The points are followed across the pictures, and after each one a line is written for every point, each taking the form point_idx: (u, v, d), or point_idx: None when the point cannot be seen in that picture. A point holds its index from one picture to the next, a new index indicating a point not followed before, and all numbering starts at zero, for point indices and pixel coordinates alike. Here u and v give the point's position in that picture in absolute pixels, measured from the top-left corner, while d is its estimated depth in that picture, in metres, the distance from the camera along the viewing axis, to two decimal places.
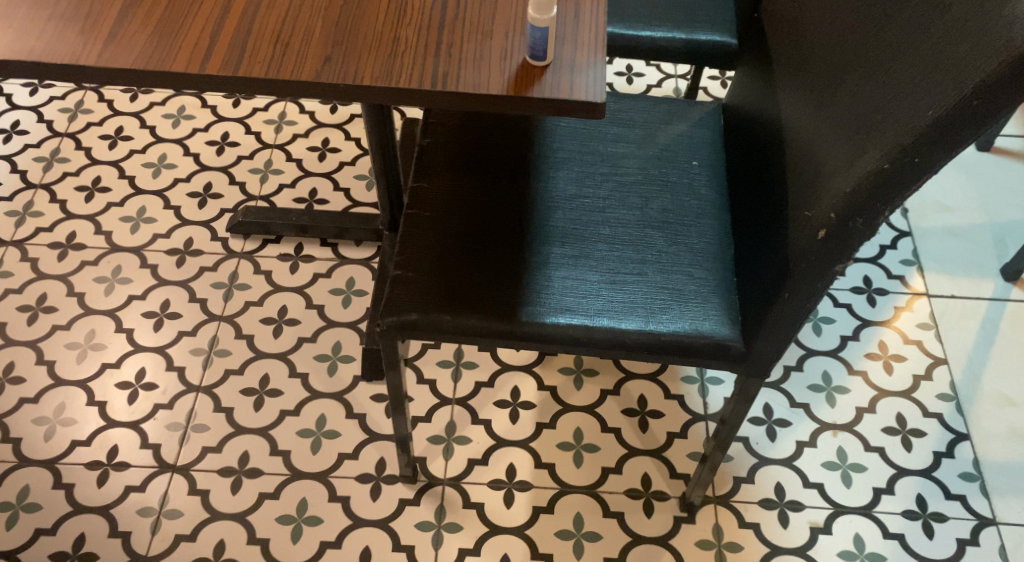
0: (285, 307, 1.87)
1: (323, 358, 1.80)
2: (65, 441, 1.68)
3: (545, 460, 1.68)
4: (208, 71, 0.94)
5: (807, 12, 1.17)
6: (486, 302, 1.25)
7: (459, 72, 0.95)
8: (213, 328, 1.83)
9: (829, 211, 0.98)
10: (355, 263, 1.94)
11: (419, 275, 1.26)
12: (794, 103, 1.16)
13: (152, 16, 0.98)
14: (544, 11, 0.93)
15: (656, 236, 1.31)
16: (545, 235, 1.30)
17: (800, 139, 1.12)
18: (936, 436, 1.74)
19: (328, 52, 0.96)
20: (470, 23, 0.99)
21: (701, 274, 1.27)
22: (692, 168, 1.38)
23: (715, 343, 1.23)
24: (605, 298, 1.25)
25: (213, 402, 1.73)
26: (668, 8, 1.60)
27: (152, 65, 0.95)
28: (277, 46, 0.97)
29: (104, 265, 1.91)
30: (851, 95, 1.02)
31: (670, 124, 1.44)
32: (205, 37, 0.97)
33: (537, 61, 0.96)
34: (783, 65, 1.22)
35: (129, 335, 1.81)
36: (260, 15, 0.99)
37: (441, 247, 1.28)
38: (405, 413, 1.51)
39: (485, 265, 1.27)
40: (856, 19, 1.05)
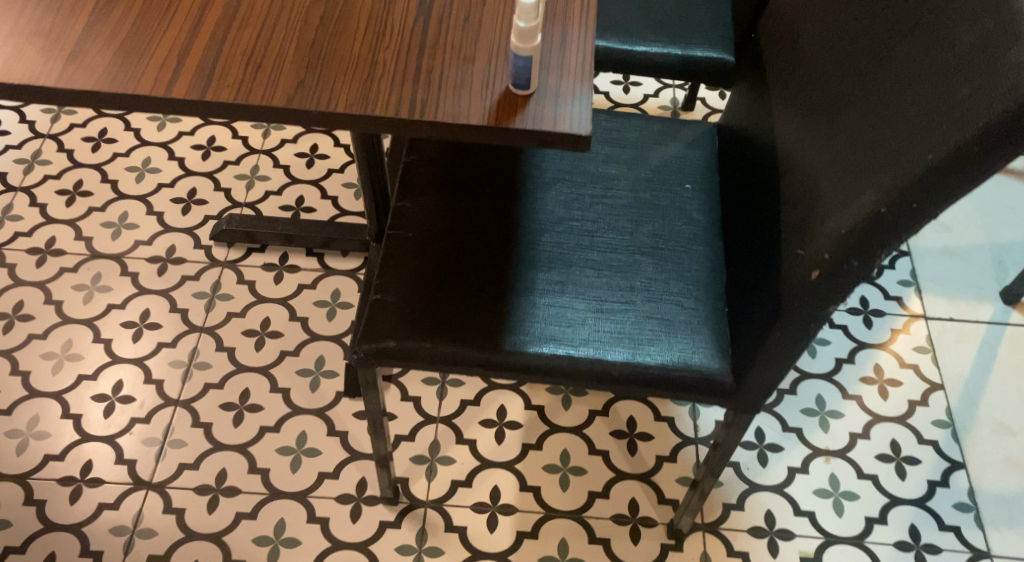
0: (268, 319, 1.82)
1: (306, 373, 1.76)
2: (38, 455, 1.64)
3: (530, 482, 1.64)
4: (174, 94, 0.90)
5: (806, 36, 1.13)
6: (468, 329, 1.20)
7: (438, 99, 0.91)
8: (193, 340, 1.79)
9: (823, 251, 0.94)
10: (341, 274, 1.90)
11: (400, 300, 1.22)
12: (791, 132, 1.11)
13: (118, 33, 0.94)
14: (527, 39, 0.88)
15: (645, 263, 1.27)
16: (531, 259, 1.26)
17: (797, 171, 1.08)
18: (931, 464, 1.70)
19: (301, 76, 0.92)
20: (451, 47, 0.95)
21: (691, 304, 1.23)
22: (684, 192, 1.34)
23: (704, 377, 1.19)
24: (590, 327, 1.21)
25: (191, 417, 1.69)
26: (664, 22, 1.55)
27: (116, 86, 0.90)
28: (248, 69, 0.92)
29: (83, 272, 1.86)
30: (848, 128, 0.98)
31: (663, 145, 1.40)
32: (173, 57, 0.92)
33: (520, 90, 0.92)
34: (780, 91, 1.18)
35: (107, 345, 1.77)
36: (232, 36, 0.94)
37: (423, 270, 1.24)
38: (386, 434, 1.46)
39: (467, 291, 1.23)
40: (857, 49, 1.01)
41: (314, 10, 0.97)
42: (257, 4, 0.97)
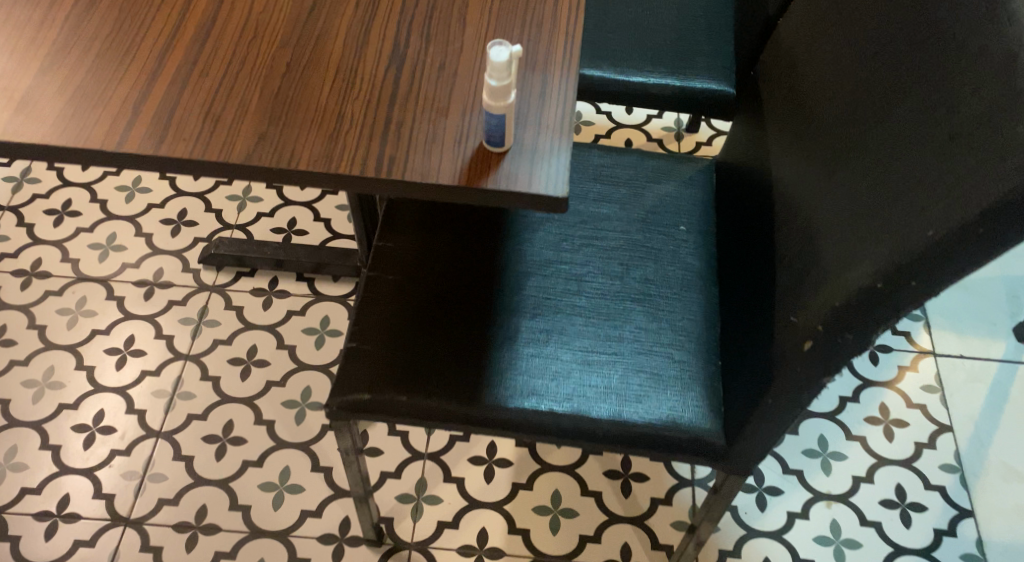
0: (255, 347, 1.78)
1: (291, 405, 1.71)
2: (14, 488, 1.60)
3: (519, 525, 1.59)
4: (126, 148, 0.85)
5: (805, 82, 1.07)
6: (447, 382, 1.15)
7: (407, 156, 0.86)
8: (177, 368, 1.74)
9: (815, 321, 0.88)
10: (331, 300, 1.84)
11: (377, 349, 1.17)
12: (789, 184, 1.06)
13: (72, 78, 0.88)
14: (500, 97, 0.82)
15: (635, 311, 1.21)
16: (515, 307, 1.20)
17: (793, 226, 1.02)
18: (938, 511, 1.63)
19: (263, 129, 0.87)
20: (423, 98, 0.90)
21: (682, 357, 1.17)
22: (678, 235, 1.28)
23: (693, 438, 1.13)
24: (575, 381, 1.15)
25: (173, 450, 1.65)
26: (664, 51, 1.49)
27: (65, 138, 0.85)
28: (207, 119, 0.87)
29: (68, 295, 1.82)
30: (846, 187, 0.92)
31: (658, 183, 1.34)
32: (127, 106, 0.87)
33: (494, 146, 0.86)
34: (780, 138, 1.12)
35: (89, 373, 1.73)
36: (192, 82, 0.89)
37: (402, 318, 1.19)
38: (361, 468, 1.37)
39: (447, 341, 1.17)
40: (857, 101, 0.95)
41: (281, 56, 0.92)
42: (221, 48, 0.92)
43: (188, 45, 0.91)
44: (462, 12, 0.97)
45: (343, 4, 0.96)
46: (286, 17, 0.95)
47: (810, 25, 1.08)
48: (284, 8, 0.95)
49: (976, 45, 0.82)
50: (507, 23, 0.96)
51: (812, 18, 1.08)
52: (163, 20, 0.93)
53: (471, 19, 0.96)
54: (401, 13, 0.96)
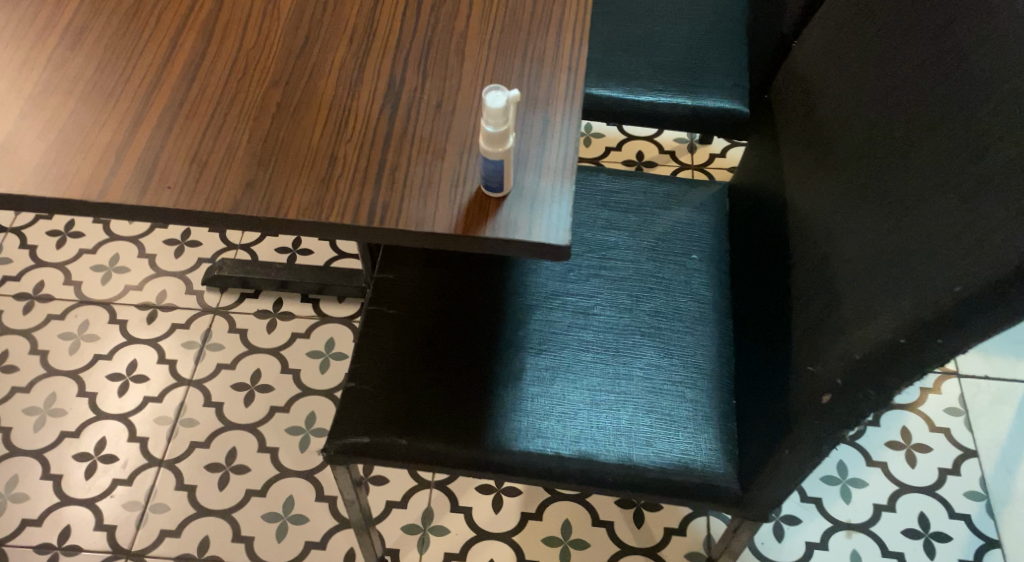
0: (259, 371, 1.74)
1: (295, 431, 1.67)
2: (15, 520, 1.58)
3: (528, 556, 1.54)
4: (108, 197, 0.81)
5: (820, 110, 1.02)
6: (449, 424, 1.11)
7: (401, 204, 0.82)
8: (180, 394, 1.71)
9: (834, 375, 0.83)
10: (337, 322, 1.80)
11: (376, 390, 1.12)
12: (805, 219, 1.01)
13: (53, 123, 0.85)
14: (498, 143, 0.78)
15: (645, 346, 1.16)
16: (520, 343, 1.16)
17: (810, 262, 0.97)
18: (963, 542, 1.58)
19: (251, 175, 0.83)
20: (419, 140, 0.86)
21: (694, 396, 1.12)
22: (690, 264, 1.24)
23: (706, 483, 1.08)
24: (583, 423, 1.11)
25: (175, 479, 1.62)
26: (675, 68, 1.44)
27: (45, 187, 0.81)
28: (193, 164, 0.83)
29: (71, 319, 1.80)
30: (865, 228, 0.87)
31: (670, 209, 1.29)
32: (110, 152, 0.83)
33: (493, 192, 0.82)
34: (795, 168, 1.07)
35: (91, 400, 1.70)
36: (179, 124, 0.85)
37: (403, 355, 1.14)
38: (361, 495, 1.31)
39: (450, 380, 1.13)
40: (874, 135, 0.90)
41: (271, 95, 0.88)
42: (209, 88, 0.88)
43: (175, 86, 0.88)
44: (460, 45, 0.93)
45: (335, 38, 0.93)
46: (277, 53, 0.91)
47: (825, 48, 1.03)
48: (274, 43, 0.92)
49: (1008, 86, 0.77)
50: (506, 56, 0.92)
51: (827, 41, 1.03)
52: (149, 60, 0.90)
53: (470, 53, 0.92)
54: (397, 47, 0.92)
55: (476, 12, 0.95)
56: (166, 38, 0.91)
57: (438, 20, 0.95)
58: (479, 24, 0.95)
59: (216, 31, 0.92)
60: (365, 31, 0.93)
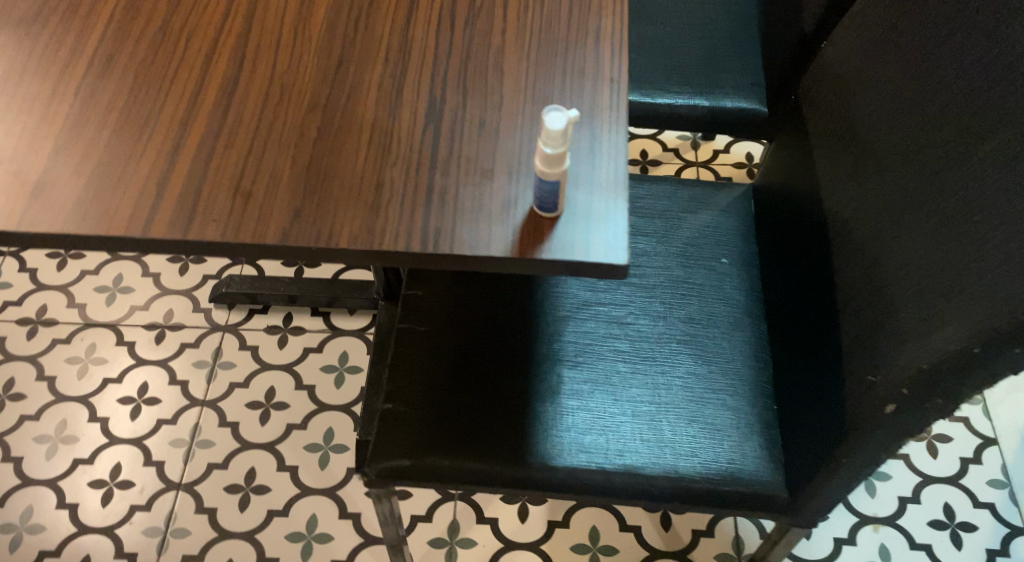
0: (273, 389, 1.71)
1: (314, 449, 1.64)
2: (33, 551, 1.55)
3: None
4: (152, 232, 0.79)
5: (856, 112, 1.01)
6: (490, 442, 1.09)
7: (454, 227, 0.80)
8: (194, 415, 1.68)
9: (900, 386, 0.83)
10: (349, 335, 1.78)
11: (414, 410, 1.11)
12: (845, 222, 1.00)
13: (89, 157, 0.83)
14: (554, 164, 0.76)
15: (682, 355, 1.15)
16: (555, 357, 1.14)
17: (855, 266, 0.96)
18: (989, 531, 1.59)
19: (298, 203, 0.81)
20: (465, 160, 0.84)
21: (735, 403, 1.11)
22: (721, 268, 1.23)
23: (754, 491, 1.07)
24: (626, 435, 1.09)
25: (195, 502, 1.59)
26: (690, 69, 1.43)
27: (86, 224, 0.79)
28: (237, 195, 0.81)
29: (77, 342, 1.76)
30: (919, 234, 0.87)
31: (695, 213, 1.28)
32: (150, 185, 0.82)
33: (546, 212, 0.80)
34: (829, 169, 1.06)
35: (103, 425, 1.67)
36: (217, 155, 0.83)
37: (438, 374, 1.13)
38: (395, 516, 1.28)
39: (488, 397, 1.11)
40: (921, 139, 0.90)
41: (310, 121, 0.86)
42: (245, 116, 0.86)
43: (211, 114, 0.86)
44: (498, 60, 0.91)
45: (370, 58, 0.91)
46: (311, 77, 0.89)
47: (858, 49, 1.02)
48: (308, 66, 0.90)
49: None
50: (545, 70, 0.90)
51: (858, 43, 1.02)
52: (180, 89, 0.88)
53: (508, 68, 0.90)
54: (434, 65, 0.90)
55: (510, 27, 0.93)
56: (195, 67, 0.89)
57: (473, 34, 0.93)
58: (515, 38, 0.93)
59: (246, 57, 0.90)
60: (399, 49, 0.91)
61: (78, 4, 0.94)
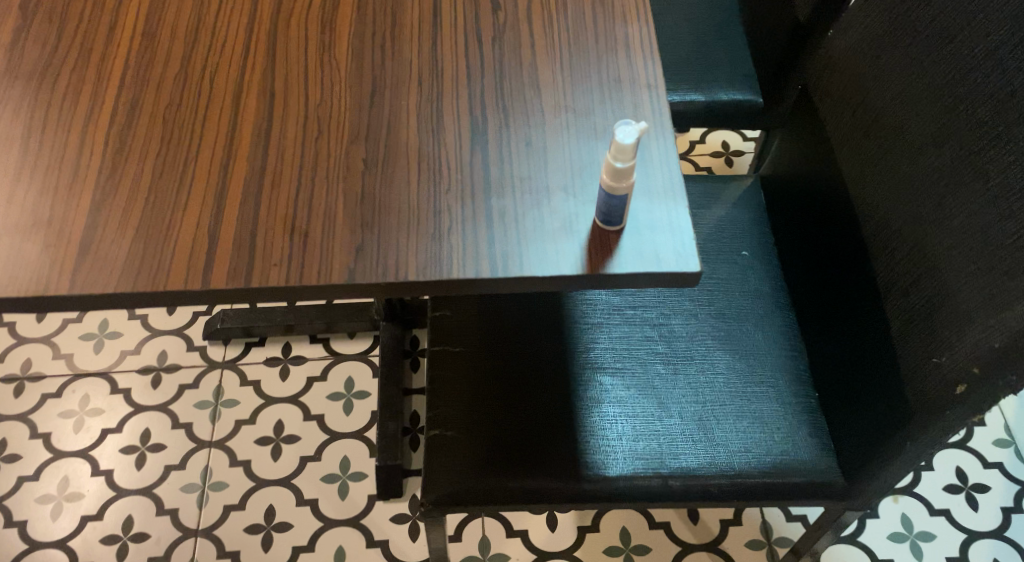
0: (281, 423, 1.67)
1: (332, 479, 1.61)
2: None
3: None
4: (214, 282, 0.78)
5: (873, 98, 1.02)
6: (543, 458, 1.08)
7: (520, 250, 0.80)
8: (203, 458, 1.63)
9: (969, 364, 0.86)
10: (352, 360, 1.74)
11: (461, 434, 1.09)
12: (876, 208, 1.01)
13: (134, 209, 0.81)
14: (622, 177, 0.76)
15: (719, 350, 1.15)
16: (595, 366, 1.13)
17: (896, 249, 0.97)
18: (1001, 490, 1.54)
19: (359, 239, 0.80)
20: (519, 180, 0.83)
21: (778, 394, 1.12)
22: (742, 260, 1.23)
23: (809, 480, 1.08)
24: (678, 437, 1.09)
25: (216, 547, 1.55)
26: (684, 64, 1.42)
27: (142, 281, 0.78)
28: (293, 237, 0.80)
29: (68, 395, 1.69)
30: (969, 215, 0.89)
31: (708, 208, 1.28)
32: (202, 234, 0.80)
33: (611, 225, 0.80)
34: (848, 156, 1.06)
35: (108, 478, 1.61)
36: (265, 196, 0.82)
37: (480, 395, 1.11)
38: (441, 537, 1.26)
39: (533, 413, 1.10)
40: (956, 121, 0.91)
41: (354, 153, 0.84)
42: (287, 153, 0.84)
43: (251, 152, 0.84)
44: (533, 73, 0.89)
45: (403, 83, 0.88)
46: (346, 107, 0.87)
47: (869, 35, 1.03)
48: (341, 96, 0.87)
49: None
50: (582, 79, 0.89)
51: (871, 28, 1.03)
52: (214, 130, 0.85)
53: (545, 80, 0.89)
54: (470, 84, 0.89)
55: (538, 38, 0.92)
56: (224, 106, 0.87)
57: (503, 48, 0.91)
58: (545, 50, 0.91)
59: (276, 90, 0.88)
60: (431, 70, 0.89)
61: (90, 51, 0.90)
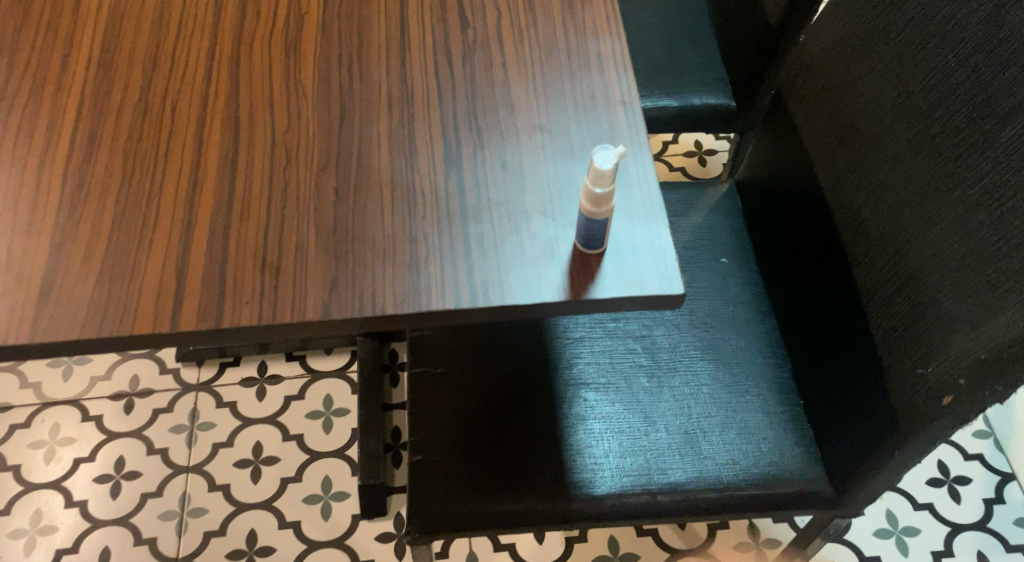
0: (260, 444, 1.64)
1: (315, 500, 1.59)
2: None
3: None
4: (183, 324, 0.75)
5: (848, 104, 1.01)
6: (529, 479, 1.06)
7: (500, 278, 0.78)
8: (180, 484, 1.60)
9: (957, 375, 0.85)
10: (330, 377, 1.71)
11: (445, 458, 1.07)
12: (854, 215, 1.00)
13: (96, 250, 0.78)
14: (602, 203, 0.75)
15: (702, 361, 1.13)
16: (578, 382, 1.12)
17: (877, 258, 0.96)
18: (982, 481, 1.54)
19: (333, 272, 0.77)
20: (496, 205, 0.81)
21: (763, 404, 1.11)
22: (721, 267, 1.21)
23: (797, 490, 1.07)
24: (664, 452, 1.08)
25: None
26: (655, 70, 1.41)
27: (107, 325, 0.75)
28: (264, 272, 0.77)
29: (38, 425, 1.65)
30: (949, 224, 0.88)
31: (685, 216, 1.27)
32: (168, 273, 0.77)
33: (592, 248, 0.78)
34: (825, 162, 1.05)
35: (83, 509, 1.57)
36: (234, 231, 0.79)
37: (463, 417, 1.09)
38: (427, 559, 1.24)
39: (517, 434, 1.08)
40: (932, 127, 0.90)
41: (325, 182, 0.82)
42: (254, 184, 0.81)
43: (217, 185, 0.81)
44: (505, 92, 0.87)
45: (372, 106, 0.86)
46: (315, 134, 0.84)
47: (842, 40, 1.02)
48: (309, 123, 0.85)
49: None
50: (556, 97, 0.87)
51: (843, 34, 1.02)
52: (177, 163, 0.82)
53: (518, 99, 0.87)
54: (441, 106, 0.86)
55: (509, 55, 0.90)
56: (187, 137, 0.84)
57: (474, 68, 0.89)
58: (517, 69, 0.89)
59: (241, 118, 0.85)
60: (401, 94, 0.87)
61: (44, 84, 0.87)
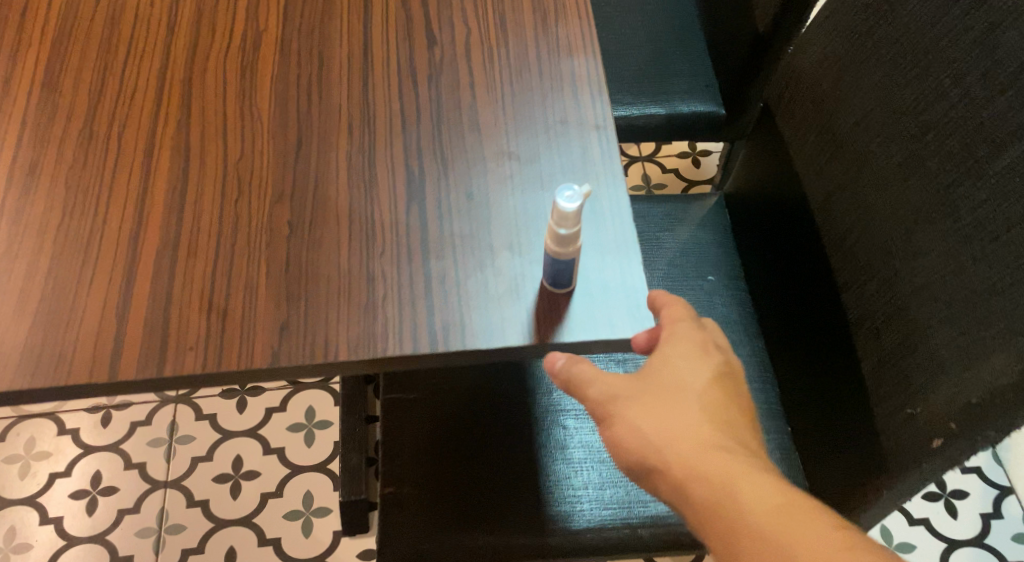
0: (240, 457, 1.59)
1: (296, 516, 1.54)
2: None
3: None
4: (121, 371, 0.73)
5: (837, 121, 0.96)
6: (505, 512, 1.02)
7: (461, 321, 0.75)
8: (158, 500, 1.55)
9: (946, 419, 0.81)
10: (310, 389, 1.67)
11: (417, 490, 1.03)
12: (841, 239, 0.96)
13: (32, 293, 0.76)
14: (568, 244, 0.72)
15: None
16: (555, 410, 1.08)
17: (866, 286, 0.91)
18: (979, 494, 1.44)
19: (282, 316, 0.75)
20: (459, 241, 0.78)
21: None
22: (708, 287, 1.16)
23: None
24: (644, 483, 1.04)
25: None
26: (642, 76, 1.35)
27: (43, 370, 0.73)
28: (211, 315, 0.75)
29: (12, 439, 1.60)
30: (940, 256, 0.83)
31: (672, 231, 1.21)
32: (109, 317, 0.75)
33: (560, 288, 0.76)
34: (813, 182, 1.01)
35: (57, 526, 1.52)
36: (180, 267, 0.77)
37: (436, 448, 1.05)
38: None
39: (492, 465, 1.04)
40: (923, 152, 0.85)
41: (280, 216, 0.79)
42: (203, 219, 0.79)
43: (162, 223, 0.79)
44: (473, 116, 0.83)
45: (331, 132, 0.82)
46: (269, 164, 0.81)
47: (832, 54, 0.97)
48: (262, 151, 0.81)
49: None
50: (526, 120, 0.83)
51: (832, 48, 0.97)
52: (120, 197, 0.80)
53: (486, 124, 0.83)
54: (405, 131, 0.82)
55: (478, 75, 0.85)
56: (132, 170, 0.81)
57: (440, 90, 0.84)
58: (485, 91, 0.84)
59: (192, 148, 0.82)
60: (362, 118, 0.83)
61: None
